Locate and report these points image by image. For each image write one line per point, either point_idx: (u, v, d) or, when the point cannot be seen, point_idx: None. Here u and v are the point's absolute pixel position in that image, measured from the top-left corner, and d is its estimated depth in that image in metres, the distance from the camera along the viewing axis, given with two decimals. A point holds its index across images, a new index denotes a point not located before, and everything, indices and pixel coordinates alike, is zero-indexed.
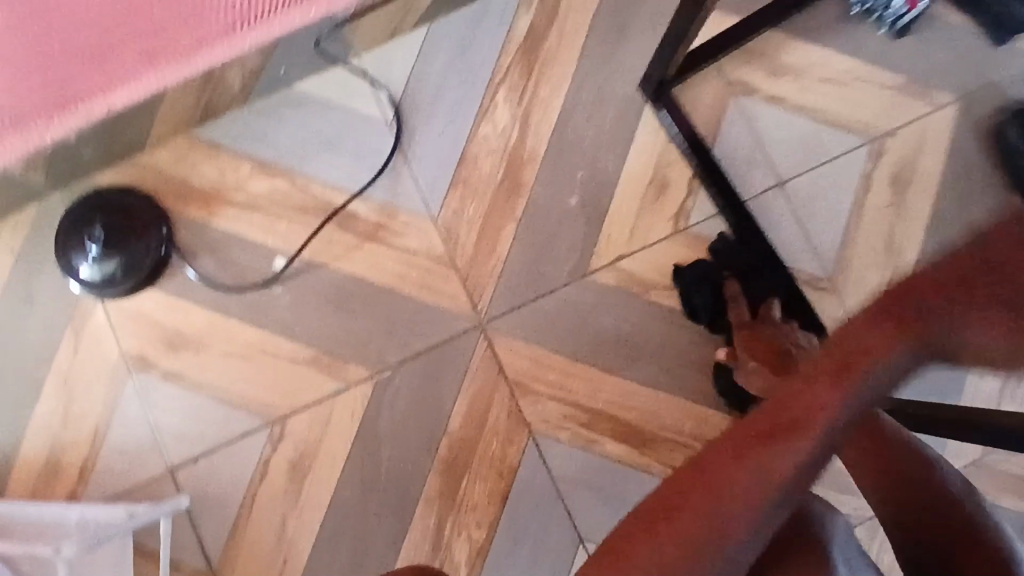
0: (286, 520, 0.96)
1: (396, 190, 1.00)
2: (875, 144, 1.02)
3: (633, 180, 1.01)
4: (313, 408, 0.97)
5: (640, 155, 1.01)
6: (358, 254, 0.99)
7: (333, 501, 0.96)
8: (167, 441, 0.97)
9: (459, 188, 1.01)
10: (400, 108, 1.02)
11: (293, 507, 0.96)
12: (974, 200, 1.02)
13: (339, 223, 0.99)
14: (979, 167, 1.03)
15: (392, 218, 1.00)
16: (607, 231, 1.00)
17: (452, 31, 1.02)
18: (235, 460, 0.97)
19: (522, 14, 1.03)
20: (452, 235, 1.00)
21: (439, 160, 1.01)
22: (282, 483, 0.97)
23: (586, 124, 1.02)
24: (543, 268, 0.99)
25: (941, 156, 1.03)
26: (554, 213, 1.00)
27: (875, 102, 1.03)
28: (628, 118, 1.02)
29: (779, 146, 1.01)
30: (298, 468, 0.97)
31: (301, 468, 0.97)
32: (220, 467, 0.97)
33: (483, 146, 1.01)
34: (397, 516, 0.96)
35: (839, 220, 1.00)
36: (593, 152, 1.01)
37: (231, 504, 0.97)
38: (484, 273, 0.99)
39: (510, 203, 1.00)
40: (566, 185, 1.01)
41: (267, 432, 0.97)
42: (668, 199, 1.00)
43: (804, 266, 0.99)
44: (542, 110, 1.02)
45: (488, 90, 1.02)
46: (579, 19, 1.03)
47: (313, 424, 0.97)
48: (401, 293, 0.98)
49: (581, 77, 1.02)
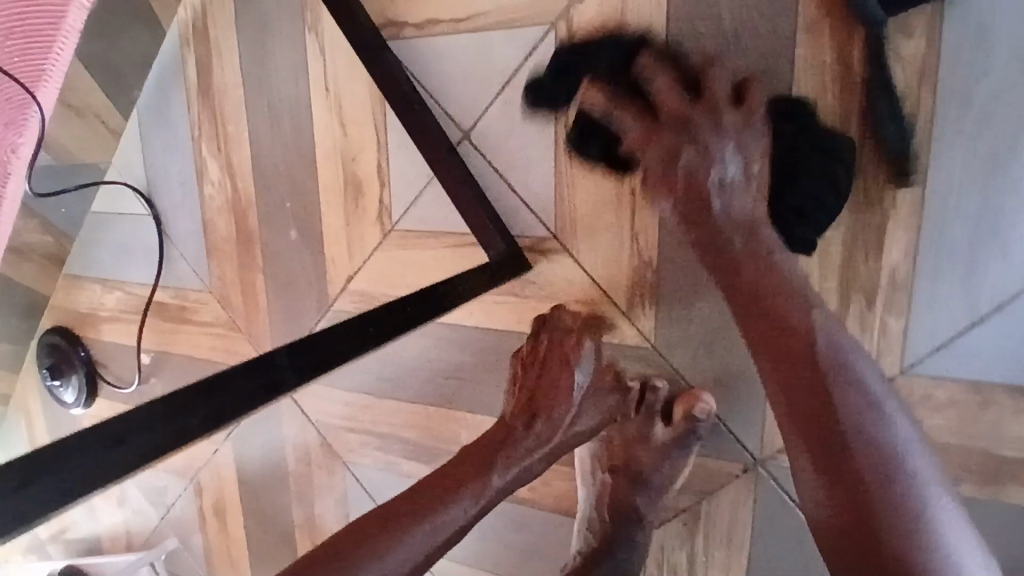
0: (229, 546, 1.18)
1: (180, 274, 1.11)
2: (558, 25, 0.73)
3: (330, 193, 0.92)
4: (205, 464, 1.16)
5: (327, 162, 0.91)
6: (180, 334, 1.13)
7: (248, 533, 1.15)
8: (142, 503, 1.24)
9: (214, 254, 1.05)
10: (151, 199, 1.09)
11: (229, 538, 1.17)
12: (722, 37, 0.67)
13: (161, 313, 1.15)
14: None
15: (187, 297, 1.11)
16: (330, 257, 0.94)
17: (152, 106, 1.04)
18: (186, 509, 1.20)
19: (186, 57, 0.99)
20: (226, 298, 1.06)
21: (191, 235, 1.07)
22: (214, 523, 1.18)
23: (272, 148, 0.95)
24: (295, 308, 0.99)
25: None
26: (285, 254, 0.98)
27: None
28: (304, 124, 0.92)
29: (455, 90, 0.81)
30: (218, 510, 1.17)
31: (219, 511, 1.17)
32: (179, 515, 1.21)
33: (212, 206, 1.03)
34: (289, 542, 1.11)
35: (543, 150, 0.78)
36: (290, 179, 0.95)
37: (193, 543, 1.22)
38: (259, 325, 1.04)
39: (250, 254, 1.01)
40: (283, 220, 0.97)
41: (190, 486, 1.18)
42: (366, 200, 0.90)
43: (522, 231, 0.80)
44: (237, 151, 0.98)
45: (193, 151, 1.02)
46: (225, 38, 0.95)
47: (210, 476, 1.16)
48: (217, 360, 1.10)
49: (251, 100, 0.95)
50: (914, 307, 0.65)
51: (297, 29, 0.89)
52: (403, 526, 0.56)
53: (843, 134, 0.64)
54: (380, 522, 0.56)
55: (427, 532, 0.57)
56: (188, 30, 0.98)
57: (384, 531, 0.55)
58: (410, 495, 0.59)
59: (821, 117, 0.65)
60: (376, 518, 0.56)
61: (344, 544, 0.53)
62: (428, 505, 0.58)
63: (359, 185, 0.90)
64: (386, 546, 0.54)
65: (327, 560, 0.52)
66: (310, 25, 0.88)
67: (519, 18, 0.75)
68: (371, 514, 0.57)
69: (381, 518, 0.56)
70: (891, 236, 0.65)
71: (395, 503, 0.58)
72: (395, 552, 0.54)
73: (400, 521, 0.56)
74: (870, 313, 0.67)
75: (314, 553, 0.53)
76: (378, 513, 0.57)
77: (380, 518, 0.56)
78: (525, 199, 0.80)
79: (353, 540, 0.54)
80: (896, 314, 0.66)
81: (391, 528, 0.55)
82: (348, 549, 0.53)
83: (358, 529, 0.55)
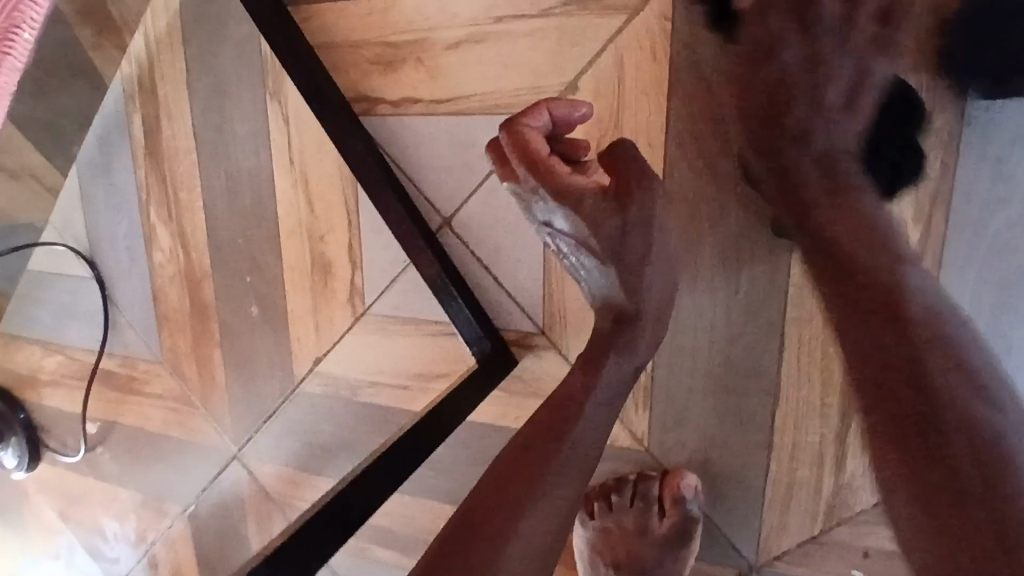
0: None
1: (127, 342, 1.02)
2: None
3: (297, 270, 0.85)
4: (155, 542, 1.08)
5: (293, 239, 0.84)
6: (127, 405, 1.04)
7: None
8: None
9: (164, 325, 0.97)
10: (93, 262, 1.01)
11: None
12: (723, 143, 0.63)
13: (104, 382, 1.05)
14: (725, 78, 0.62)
15: (135, 367, 1.02)
16: (296, 336, 0.87)
17: (93, 162, 0.96)
18: None
19: (132, 115, 0.91)
20: (179, 371, 0.98)
21: (140, 303, 0.99)
22: None
23: (232, 219, 0.87)
24: (258, 386, 0.93)
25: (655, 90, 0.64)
26: (245, 331, 0.91)
27: (532, 55, 0.68)
28: (265, 197, 0.85)
29: (433, 174, 0.75)
30: None
31: None
32: None
33: (163, 276, 0.95)
34: None
35: (530, 244, 0.73)
36: (251, 254, 0.88)
37: None
38: (217, 401, 0.97)
39: (206, 328, 0.94)
40: (243, 295, 0.90)
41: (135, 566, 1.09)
42: (335, 281, 0.83)
43: (506, 325, 0.76)
44: (190, 219, 0.90)
45: (141, 215, 0.94)
46: (177, 98, 0.87)
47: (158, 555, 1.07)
48: (172, 435, 1.03)
49: (206, 168, 0.87)
50: None
51: (259, 96, 0.82)
52: (546, 461, 0.58)
53: None
54: (516, 476, 0.57)
55: (561, 456, 0.59)
56: (135, 85, 0.90)
57: (529, 483, 0.57)
58: (521, 443, 0.60)
59: None
60: (506, 470, 0.58)
61: (495, 501, 0.55)
62: (546, 446, 0.59)
63: (327, 264, 0.83)
64: (534, 491, 0.56)
65: (478, 519, 0.54)
66: (273, 92, 0.81)
67: (504, 104, 0.70)
68: (495, 471, 0.58)
69: (501, 471, 0.58)
70: None
71: (517, 443, 0.60)
72: (553, 484, 0.57)
73: (534, 465, 0.58)
74: None
75: (468, 514, 0.55)
76: (501, 468, 0.58)
77: (514, 471, 0.58)
78: (510, 291, 0.75)
79: (503, 488, 0.56)
80: None
81: (535, 479, 0.57)
82: (497, 501, 0.55)
83: (495, 483, 0.57)
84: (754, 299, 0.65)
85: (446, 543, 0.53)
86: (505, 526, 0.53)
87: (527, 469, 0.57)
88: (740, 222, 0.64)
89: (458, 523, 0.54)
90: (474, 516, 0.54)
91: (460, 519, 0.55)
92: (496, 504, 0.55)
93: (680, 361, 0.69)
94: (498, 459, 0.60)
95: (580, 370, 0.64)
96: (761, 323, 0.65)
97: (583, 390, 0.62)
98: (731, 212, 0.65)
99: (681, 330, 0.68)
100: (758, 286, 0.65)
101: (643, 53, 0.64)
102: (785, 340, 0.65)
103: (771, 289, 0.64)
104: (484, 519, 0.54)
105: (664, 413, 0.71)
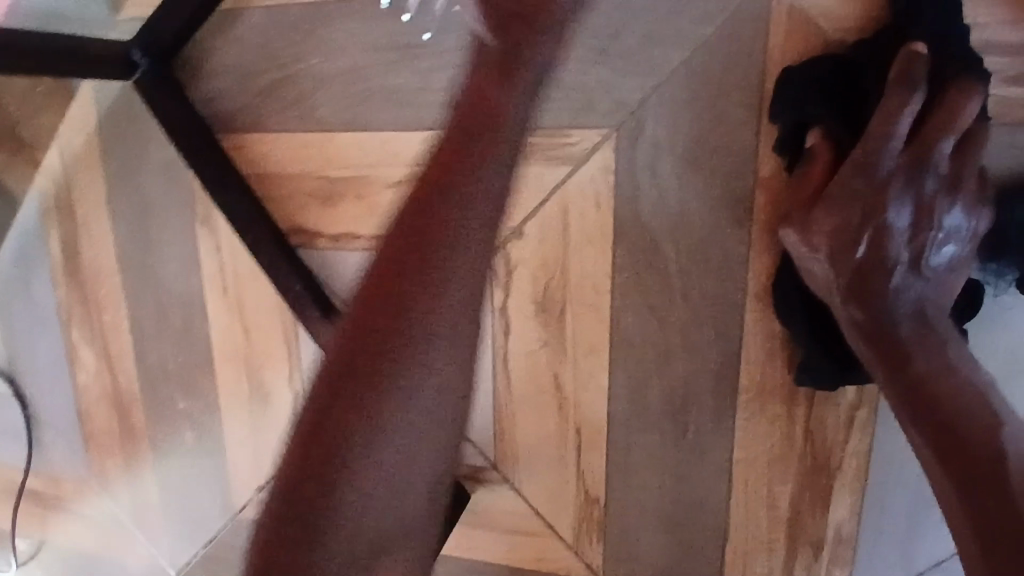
0: None
1: (53, 460, 0.96)
2: (492, 258, 0.68)
3: (234, 396, 0.82)
4: None
5: (227, 366, 0.81)
6: (58, 523, 0.99)
7: None
8: None
9: (93, 444, 0.92)
10: (14, 379, 0.95)
11: None
12: (667, 292, 0.64)
13: (31, 499, 1.00)
14: (668, 230, 0.62)
15: (63, 485, 0.97)
16: (235, 462, 0.84)
17: (10, 278, 0.90)
18: None
19: (50, 233, 0.85)
20: (112, 492, 0.94)
21: (66, 421, 0.93)
22: None
23: (161, 343, 0.83)
24: (195, 509, 0.88)
25: (599, 239, 0.64)
26: (180, 454, 0.87)
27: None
28: (196, 322, 0.81)
29: None
30: None
31: None
32: None
33: (89, 396, 0.89)
34: None
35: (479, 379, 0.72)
36: (183, 378, 0.83)
37: None
38: (153, 524, 0.92)
39: (138, 450, 0.89)
40: (176, 420, 0.86)
41: None
42: (276, 409, 0.80)
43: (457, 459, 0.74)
44: (117, 341, 0.85)
45: (64, 333, 0.89)
46: (95, 217, 0.82)
47: None
48: (103, 556, 0.97)
49: (132, 290, 0.82)
50: (859, 562, 0.65)
51: (187, 221, 0.78)
52: (445, 269, 0.41)
53: (790, 397, 0.63)
54: (404, 286, 0.41)
55: (475, 250, 0.42)
56: (51, 202, 0.84)
57: (413, 311, 0.41)
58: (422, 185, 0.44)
59: (768, 380, 0.63)
60: (397, 255, 0.42)
61: (381, 339, 0.40)
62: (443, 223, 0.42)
63: (266, 391, 0.80)
64: (433, 309, 0.41)
65: (366, 338, 0.40)
66: (202, 218, 0.77)
67: None
68: (393, 244, 0.42)
69: (402, 256, 0.42)
70: (835, 498, 0.64)
71: (406, 215, 0.43)
72: (449, 265, 0.41)
73: (427, 284, 0.41)
74: (816, 565, 0.66)
75: (343, 349, 0.41)
76: (403, 242, 0.42)
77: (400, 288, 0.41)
78: (461, 425, 0.73)
79: (370, 368, 0.40)
80: (841, 567, 0.65)
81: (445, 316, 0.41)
82: (394, 329, 0.40)
83: (389, 276, 0.41)
84: (701, 440, 0.66)
85: (292, 484, 0.38)
86: (389, 387, 0.40)
87: (425, 324, 0.41)
88: (686, 366, 0.65)
89: (333, 362, 0.41)
90: (345, 362, 0.40)
91: (328, 420, 0.39)
92: (345, 372, 0.40)
93: (631, 496, 0.69)
94: (385, 231, 0.44)
95: (484, 65, 0.49)
96: (709, 463, 0.66)
97: (498, 154, 0.45)
98: (677, 357, 0.65)
99: (630, 467, 0.69)
100: (706, 426, 0.66)
101: (586, 203, 0.64)
102: (732, 480, 0.66)
103: (718, 431, 0.65)
104: (353, 397, 0.39)
105: (617, 547, 0.71)
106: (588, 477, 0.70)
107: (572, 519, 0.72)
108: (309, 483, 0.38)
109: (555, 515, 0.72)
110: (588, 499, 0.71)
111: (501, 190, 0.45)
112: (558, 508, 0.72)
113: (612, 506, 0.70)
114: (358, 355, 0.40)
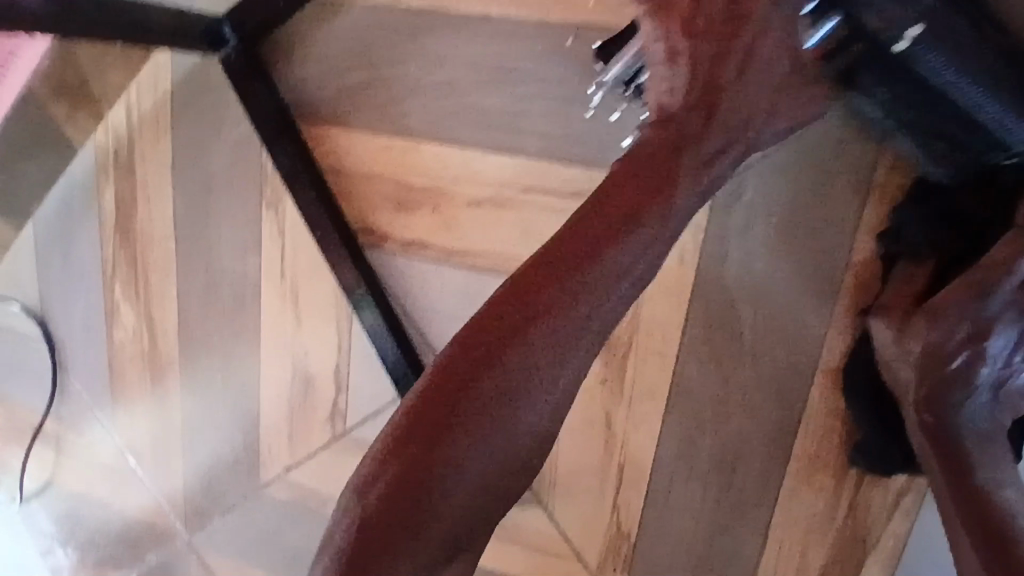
0: None
1: (77, 408, 0.96)
2: None
3: (276, 380, 0.81)
4: None
5: (273, 350, 0.80)
6: (75, 468, 0.99)
7: None
8: None
9: (122, 400, 0.91)
10: (45, 323, 0.93)
11: None
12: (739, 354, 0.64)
13: (48, 441, 0.99)
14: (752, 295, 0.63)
15: (85, 433, 0.96)
16: (267, 443, 0.84)
17: (51, 224, 0.87)
18: None
19: (102, 187, 0.83)
20: (133, 449, 0.93)
21: (95, 373, 0.92)
22: None
23: (207, 317, 0.82)
24: (219, 479, 0.89)
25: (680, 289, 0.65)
26: (211, 426, 0.87)
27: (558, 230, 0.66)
28: (247, 301, 0.80)
29: (437, 319, 0.72)
30: None
31: None
32: None
33: (124, 354, 0.89)
34: None
35: None
36: (225, 354, 0.82)
37: None
38: (173, 486, 0.92)
39: (168, 414, 0.89)
40: (211, 393, 0.85)
41: None
42: (317, 400, 0.80)
43: None
44: (161, 306, 0.84)
45: (105, 288, 0.87)
46: (156, 180, 0.80)
47: None
48: (117, 506, 0.97)
49: (185, 260, 0.81)
50: None
51: (251, 201, 0.76)
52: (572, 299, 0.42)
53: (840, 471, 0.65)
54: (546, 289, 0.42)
55: (575, 295, 0.42)
56: (109, 156, 0.81)
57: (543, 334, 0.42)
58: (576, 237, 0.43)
59: (822, 451, 0.64)
60: (549, 273, 0.42)
61: (507, 330, 0.41)
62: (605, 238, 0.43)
63: (310, 381, 0.80)
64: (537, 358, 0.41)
65: (489, 329, 0.41)
66: (269, 201, 0.75)
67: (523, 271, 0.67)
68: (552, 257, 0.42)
69: (543, 275, 0.42)
70: (866, 571, 0.66)
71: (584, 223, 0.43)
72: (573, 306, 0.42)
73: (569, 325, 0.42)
74: None
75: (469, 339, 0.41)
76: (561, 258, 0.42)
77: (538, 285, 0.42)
78: None
79: (492, 396, 0.40)
80: None
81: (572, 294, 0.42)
82: (511, 335, 0.41)
83: (532, 283, 0.42)
84: (745, 497, 0.67)
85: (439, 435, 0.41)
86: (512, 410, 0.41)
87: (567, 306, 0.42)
88: (743, 425, 0.66)
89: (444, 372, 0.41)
90: (476, 339, 0.41)
91: (449, 396, 0.40)
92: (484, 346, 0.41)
93: (666, 537, 0.71)
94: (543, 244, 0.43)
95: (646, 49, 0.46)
96: (749, 518, 0.68)
97: (658, 228, 0.44)
98: (736, 415, 0.66)
99: (669, 510, 0.70)
100: (752, 484, 0.67)
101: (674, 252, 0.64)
102: (769, 539, 0.68)
103: (764, 490, 0.67)
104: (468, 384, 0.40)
105: None
106: (626, 514, 0.72)
107: (602, 550, 0.73)
108: (444, 405, 0.40)
109: (586, 545, 0.73)
110: (621, 534, 0.72)
111: (650, 262, 0.44)
112: (591, 538, 0.73)
113: (645, 545, 0.71)
114: (476, 353, 0.41)
